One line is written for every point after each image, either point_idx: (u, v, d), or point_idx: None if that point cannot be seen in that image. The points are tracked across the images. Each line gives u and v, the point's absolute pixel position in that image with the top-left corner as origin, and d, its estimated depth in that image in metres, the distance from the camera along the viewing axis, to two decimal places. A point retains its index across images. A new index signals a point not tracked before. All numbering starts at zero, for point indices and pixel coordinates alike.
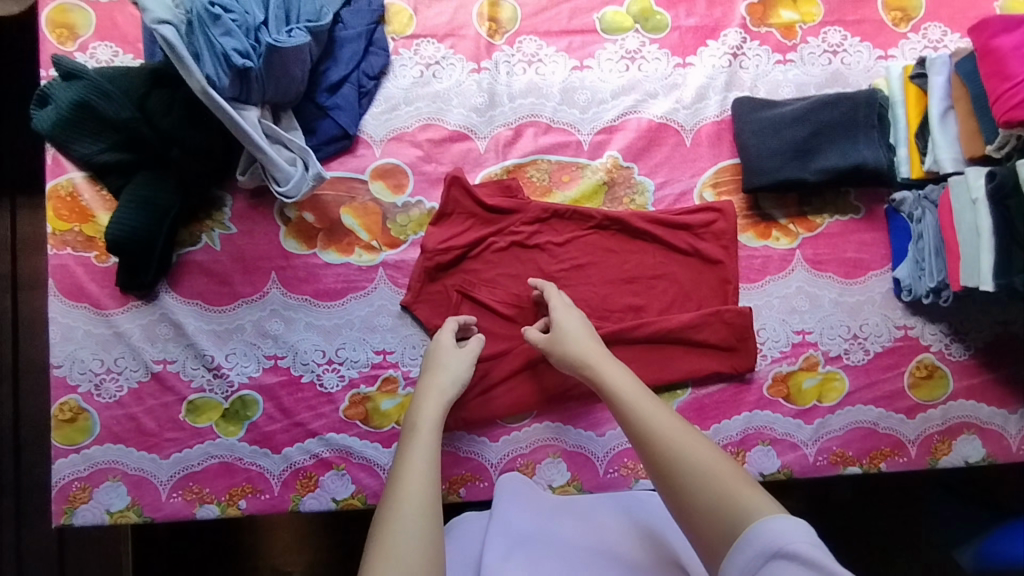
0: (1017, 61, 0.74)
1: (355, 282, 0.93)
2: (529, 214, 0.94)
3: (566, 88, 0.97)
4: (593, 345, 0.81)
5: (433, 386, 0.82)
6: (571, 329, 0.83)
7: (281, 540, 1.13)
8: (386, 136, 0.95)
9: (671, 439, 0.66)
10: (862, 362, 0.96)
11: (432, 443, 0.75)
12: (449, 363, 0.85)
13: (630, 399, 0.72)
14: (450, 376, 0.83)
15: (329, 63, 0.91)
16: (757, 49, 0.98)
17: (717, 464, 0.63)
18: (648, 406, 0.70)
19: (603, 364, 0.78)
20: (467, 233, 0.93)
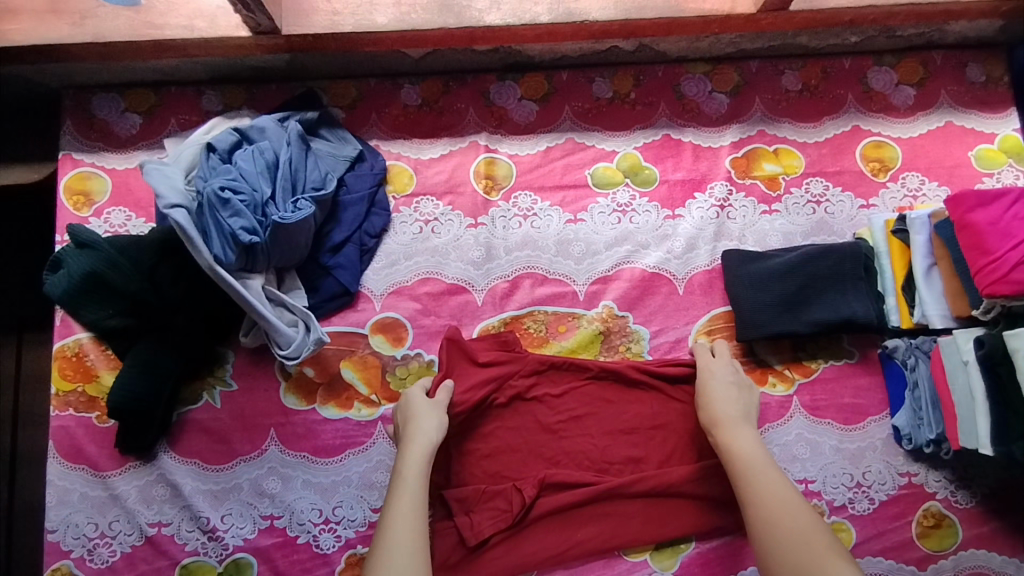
0: (994, 237, 0.77)
1: (354, 438, 0.94)
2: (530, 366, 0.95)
3: (561, 240, 1.01)
4: (731, 400, 0.88)
5: (419, 431, 0.85)
6: (720, 381, 0.90)
7: None
8: (387, 290, 0.98)
9: (776, 499, 0.78)
10: (868, 512, 0.94)
11: (419, 491, 0.81)
12: (422, 413, 0.87)
13: (744, 453, 0.83)
14: (425, 426, 0.86)
15: (333, 225, 0.96)
16: (743, 200, 1.02)
17: (807, 529, 0.75)
18: (757, 461, 0.82)
19: (726, 419, 0.87)
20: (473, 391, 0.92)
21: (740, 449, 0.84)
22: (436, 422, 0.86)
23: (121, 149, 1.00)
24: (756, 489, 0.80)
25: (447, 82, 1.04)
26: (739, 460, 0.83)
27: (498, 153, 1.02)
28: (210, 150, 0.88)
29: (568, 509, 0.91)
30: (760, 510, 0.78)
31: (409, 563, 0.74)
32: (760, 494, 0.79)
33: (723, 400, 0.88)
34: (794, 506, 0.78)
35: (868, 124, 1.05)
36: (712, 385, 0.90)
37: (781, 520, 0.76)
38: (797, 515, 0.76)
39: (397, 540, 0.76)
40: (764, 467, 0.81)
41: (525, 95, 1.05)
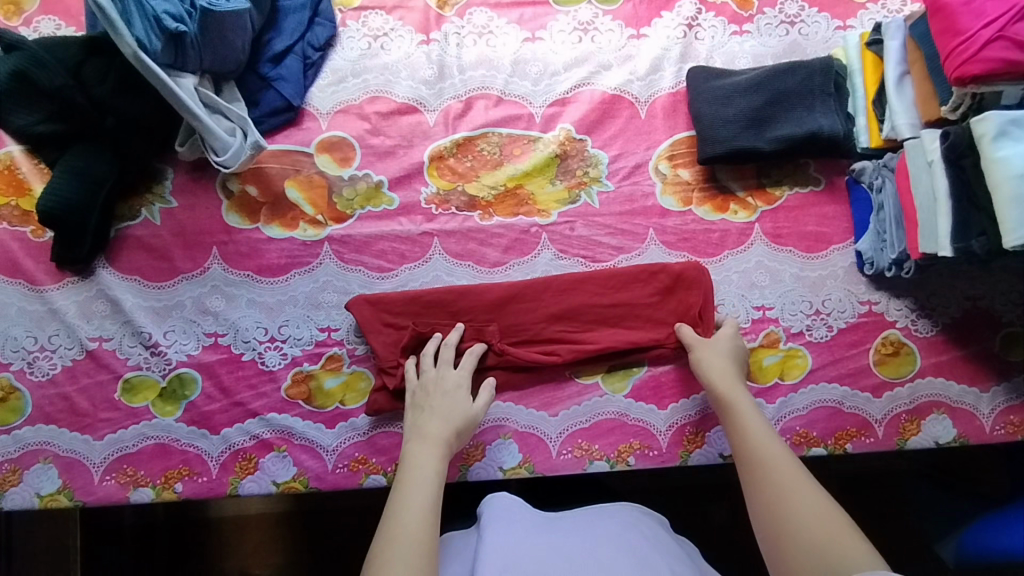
0: (967, 16, 0.72)
1: (299, 257, 0.91)
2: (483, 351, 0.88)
3: (517, 60, 0.95)
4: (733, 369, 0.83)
5: (439, 417, 0.80)
6: (721, 351, 0.85)
7: (249, 541, 1.23)
8: (333, 108, 0.93)
9: (781, 471, 0.71)
10: (825, 339, 0.92)
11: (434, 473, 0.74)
12: (450, 389, 0.83)
13: (749, 425, 0.77)
14: (448, 417, 0.80)
15: (273, 33, 0.90)
16: (712, 21, 0.97)
17: (817, 506, 0.67)
18: (760, 434, 0.75)
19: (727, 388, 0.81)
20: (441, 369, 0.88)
21: (744, 423, 0.77)
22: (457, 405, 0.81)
23: None
24: (759, 453, 0.74)
25: None
26: (741, 433, 0.77)
27: None
28: None
29: (521, 330, 0.90)
30: (767, 477, 0.71)
31: (417, 536, 0.67)
32: (762, 466, 0.72)
33: (725, 361, 0.84)
34: (801, 480, 0.70)
35: None
36: (715, 353, 0.85)
37: (788, 493, 0.69)
38: (805, 486, 0.69)
39: (404, 525, 0.68)
40: (770, 440, 0.75)
41: None
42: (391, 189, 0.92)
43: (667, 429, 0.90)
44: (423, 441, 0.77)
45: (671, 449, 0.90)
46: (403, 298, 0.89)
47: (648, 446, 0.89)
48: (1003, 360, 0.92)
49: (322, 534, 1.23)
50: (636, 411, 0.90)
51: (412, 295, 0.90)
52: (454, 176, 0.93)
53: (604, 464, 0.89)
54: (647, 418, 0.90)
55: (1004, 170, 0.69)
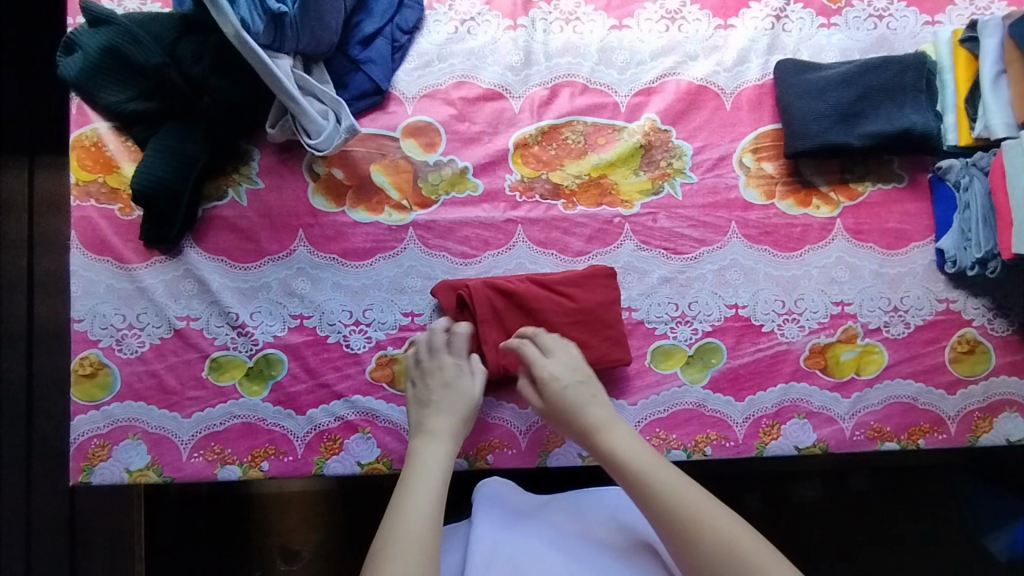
0: None
1: (384, 242, 0.91)
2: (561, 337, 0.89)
3: (604, 48, 0.95)
4: (591, 401, 0.83)
5: (438, 424, 0.82)
6: (566, 384, 0.83)
7: (291, 518, 1.23)
8: (419, 93, 0.93)
9: (689, 506, 0.71)
10: (902, 335, 0.93)
11: (437, 483, 0.76)
12: (454, 377, 0.85)
13: (642, 469, 0.74)
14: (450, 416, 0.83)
15: (363, 15, 0.90)
16: (800, 12, 0.96)
17: (738, 535, 0.68)
18: (656, 470, 0.74)
19: (601, 423, 0.80)
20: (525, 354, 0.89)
21: (639, 464, 0.75)
22: (457, 410, 0.83)
23: None
24: (665, 493, 0.72)
25: None
26: (634, 472, 0.75)
27: None
28: None
29: (606, 322, 0.90)
30: (682, 518, 0.70)
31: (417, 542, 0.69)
32: (674, 503, 0.71)
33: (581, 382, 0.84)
34: (709, 508, 0.71)
35: None
36: (566, 391, 0.83)
37: (710, 529, 0.69)
38: (719, 514, 0.70)
39: (406, 529, 0.70)
40: (661, 470, 0.74)
41: None
42: (476, 176, 0.93)
43: (744, 420, 0.91)
44: (432, 435, 0.81)
45: (748, 440, 0.91)
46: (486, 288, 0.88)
47: (724, 437, 0.91)
48: None
49: (361, 512, 1.22)
50: (714, 402, 0.91)
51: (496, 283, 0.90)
52: (538, 164, 0.93)
53: (681, 453, 0.90)
54: (725, 409, 0.91)
55: None
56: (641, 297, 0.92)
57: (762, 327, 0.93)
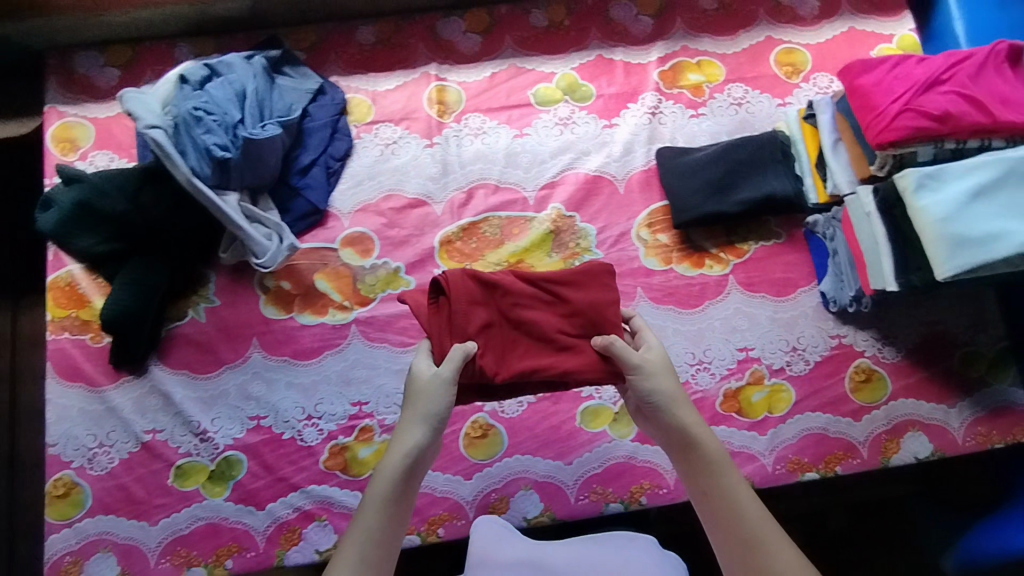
0: (878, 95, 0.88)
1: (331, 340, 1.02)
2: (550, 337, 0.81)
3: (510, 153, 1.10)
4: (685, 404, 0.79)
5: (396, 449, 0.75)
6: (660, 383, 0.78)
7: None
8: (353, 208, 1.07)
9: (773, 547, 0.70)
10: (804, 372, 1.03)
11: (382, 525, 0.71)
12: (426, 400, 0.77)
13: (732, 495, 0.73)
14: (416, 419, 0.76)
15: (300, 150, 1.05)
16: (672, 108, 1.13)
17: None
18: (747, 499, 0.73)
19: (697, 432, 0.76)
20: (514, 350, 0.81)
21: (734, 490, 0.73)
22: (425, 425, 0.76)
23: (102, 99, 1.09)
24: (751, 526, 0.71)
25: (399, 23, 1.14)
26: (728, 496, 0.73)
27: (447, 81, 1.12)
28: (183, 82, 0.97)
29: (598, 323, 0.83)
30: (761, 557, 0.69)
31: None
32: (754, 540, 0.70)
33: (670, 379, 0.79)
34: (789, 554, 0.69)
35: (779, 34, 1.16)
36: (660, 389, 0.78)
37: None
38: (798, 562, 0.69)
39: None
40: (751, 500, 0.73)
41: (469, 28, 1.14)
42: (408, 273, 1.05)
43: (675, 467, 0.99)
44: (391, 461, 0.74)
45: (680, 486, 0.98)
46: (466, 281, 0.82)
47: (658, 485, 0.98)
48: (965, 376, 1.03)
49: None
50: (644, 453, 0.99)
51: (478, 277, 0.84)
52: (462, 257, 1.06)
53: (618, 505, 0.97)
54: (655, 458, 0.99)
55: (928, 216, 0.82)
56: None
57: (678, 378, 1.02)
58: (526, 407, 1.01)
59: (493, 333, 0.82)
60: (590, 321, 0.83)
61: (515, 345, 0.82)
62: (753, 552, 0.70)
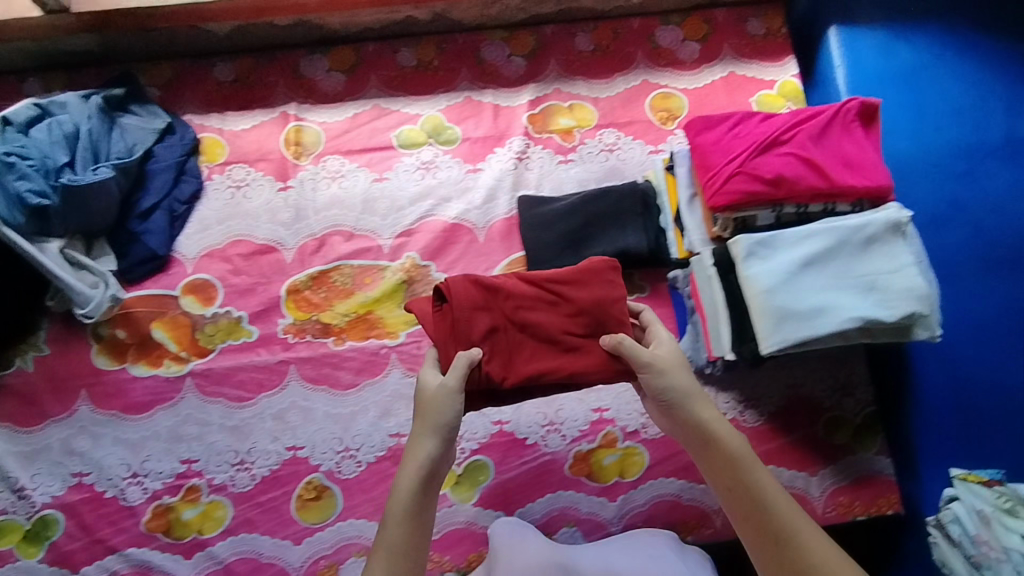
0: (716, 155, 0.83)
1: (163, 394, 0.98)
2: (555, 339, 0.79)
3: (367, 199, 1.06)
4: (704, 404, 0.77)
5: (413, 452, 0.75)
6: (682, 383, 0.77)
7: None
8: (198, 253, 1.03)
9: (811, 549, 0.69)
10: (660, 435, 0.98)
11: (412, 528, 0.72)
12: (440, 405, 0.75)
13: (765, 496, 0.72)
14: (426, 427, 0.75)
15: (141, 193, 1.01)
16: (540, 153, 1.08)
17: None
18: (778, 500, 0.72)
19: (716, 434, 0.76)
20: (543, 355, 0.79)
21: (751, 489, 0.73)
22: (437, 427, 0.75)
23: None
24: (780, 525, 0.71)
25: (259, 60, 1.11)
26: (753, 497, 0.73)
27: (306, 121, 1.08)
28: (7, 123, 0.93)
29: (603, 322, 0.81)
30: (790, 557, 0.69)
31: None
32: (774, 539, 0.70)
33: (685, 376, 0.78)
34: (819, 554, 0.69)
35: (656, 78, 1.12)
36: (675, 390, 0.77)
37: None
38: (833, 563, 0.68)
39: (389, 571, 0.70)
40: (779, 498, 0.73)
41: (333, 66, 1.10)
42: (250, 323, 1.01)
43: None
44: (411, 464, 0.74)
45: None
46: (467, 285, 0.80)
47: None
48: (830, 444, 0.98)
49: None
50: (485, 519, 0.94)
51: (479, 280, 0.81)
52: (309, 307, 1.02)
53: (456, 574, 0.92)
54: None
55: (754, 286, 0.78)
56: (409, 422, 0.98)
57: (526, 440, 0.98)
58: (364, 468, 0.96)
59: (499, 337, 0.79)
60: (596, 321, 0.80)
61: (520, 348, 0.79)
62: (784, 546, 0.70)
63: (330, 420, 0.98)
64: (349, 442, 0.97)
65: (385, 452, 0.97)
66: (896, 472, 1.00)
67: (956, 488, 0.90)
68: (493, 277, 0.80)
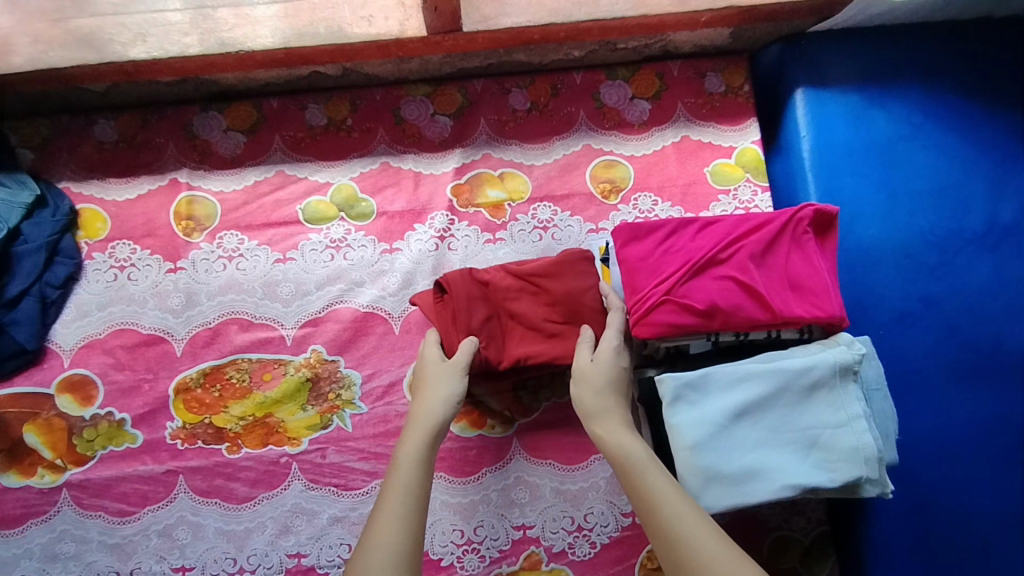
0: (642, 274, 0.72)
1: (35, 507, 0.88)
2: (539, 326, 0.79)
3: (268, 282, 0.94)
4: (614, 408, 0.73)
5: (421, 414, 0.75)
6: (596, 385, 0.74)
7: None
8: (76, 344, 0.92)
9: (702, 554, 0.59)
10: (588, 556, 0.89)
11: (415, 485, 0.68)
12: (439, 377, 0.77)
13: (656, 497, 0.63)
14: (437, 395, 0.76)
15: (6, 278, 0.88)
16: (465, 230, 0.96)
17: None
18: (669, 500, 0.63)
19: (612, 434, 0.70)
20: (528, 340, 0.80)
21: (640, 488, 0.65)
22: (446, 395, 0.76)
23: None
24: (668, 527, 0.61)
25: (145, 117, 0.99)
26: (641, 494, 0.64)
27: (199, 190, 0.97)
28: None
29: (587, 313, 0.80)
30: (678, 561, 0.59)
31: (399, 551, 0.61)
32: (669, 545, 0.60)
33: (608, 398, 0.74)
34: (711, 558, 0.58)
35: (599, 142, 0.99)
36: (584, 396, 0.73)
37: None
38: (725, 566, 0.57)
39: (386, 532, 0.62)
40: (671, 496, 0.63)
41: (231, 126, 0.99)
42: (134, 426, 0.90)
43: None
44: (418, 425, 0.74)
45: None
46: (465, 278, 0.82)
47: None
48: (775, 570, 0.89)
49: None
50: None
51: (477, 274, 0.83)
52: (201, 408, 0.91)
53: None
54: None
55: (679, 441, 0.67)
56: (310, 541, 0.88)
57: (440, 561, 0.88)
58: None
59: (494, 325, 0.81)
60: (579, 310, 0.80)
61: (513, 333, 0.81)
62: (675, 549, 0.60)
63: (221, 539, 0.88)
64: (243, 562, 0.87)
65: (283, 574, 0.87)
66: None
67: None
68: (484, 271, 0.81)
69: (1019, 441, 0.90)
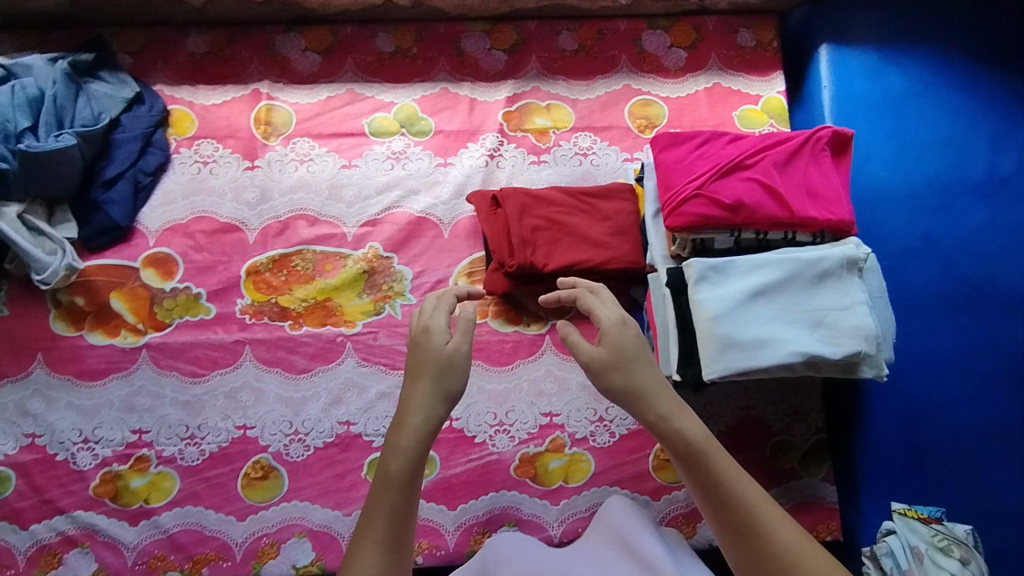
0: (678, 173, 0.83)
1: (117, 363, 0.98)
2: (583, 237, 0.94)
3: (334, 185, 1.06)
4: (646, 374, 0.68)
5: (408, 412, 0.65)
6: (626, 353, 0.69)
7: None
8: (161, 227, 1.03)
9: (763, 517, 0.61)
10: (608, 444, 0.99)
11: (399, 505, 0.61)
12: (428, 358, 0.67)
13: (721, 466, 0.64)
14: (433, 391, 0.66)
15: (106, 161, 1.00)
16: (513, 151, 1.07)
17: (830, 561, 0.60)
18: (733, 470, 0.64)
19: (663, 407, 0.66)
20: (571, 249, 0.94)
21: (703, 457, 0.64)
22: (439, 385, 0.66)
23: None
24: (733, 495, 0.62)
25: (232, 35, 1.11)
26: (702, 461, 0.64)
27: (277, 101, 1.08)
28: None
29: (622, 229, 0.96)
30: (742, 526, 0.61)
31: None
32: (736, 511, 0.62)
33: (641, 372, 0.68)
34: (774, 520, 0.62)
35: (637, 83, 1.10)
36: (614, 367, 0.68)
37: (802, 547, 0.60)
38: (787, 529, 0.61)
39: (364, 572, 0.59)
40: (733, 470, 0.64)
41: (308, 47, 1.11)
42: (209, 300, 1.01)
43: (455, 528, 0.95)
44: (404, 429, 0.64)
45: (459, 549, 0.94)
46: (520, 195, 0.97)
47: (435, 546, 0.94)
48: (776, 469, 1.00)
49: None
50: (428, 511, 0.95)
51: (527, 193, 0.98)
52: (268, 289, 1.02)
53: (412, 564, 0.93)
54: (436, 517, 0.95)
55: (701, 311, 0.78)
56: (359, 411, 0.98)
57: (474, 438, 0.99)
58: (312, 452, 0.97)
59: (542, 234, 0.94)
60: (616, 227, 0.96)
61: (559, 243, 0.94)
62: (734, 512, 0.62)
63: (281, 403, 0.98)
64: (299, 425, 0.98)
65: (334, 438, 0.97)
66: (840, 501, 1.00)
67: (894, 522, 0.91)
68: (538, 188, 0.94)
69: (1008, 367, 0.97)
